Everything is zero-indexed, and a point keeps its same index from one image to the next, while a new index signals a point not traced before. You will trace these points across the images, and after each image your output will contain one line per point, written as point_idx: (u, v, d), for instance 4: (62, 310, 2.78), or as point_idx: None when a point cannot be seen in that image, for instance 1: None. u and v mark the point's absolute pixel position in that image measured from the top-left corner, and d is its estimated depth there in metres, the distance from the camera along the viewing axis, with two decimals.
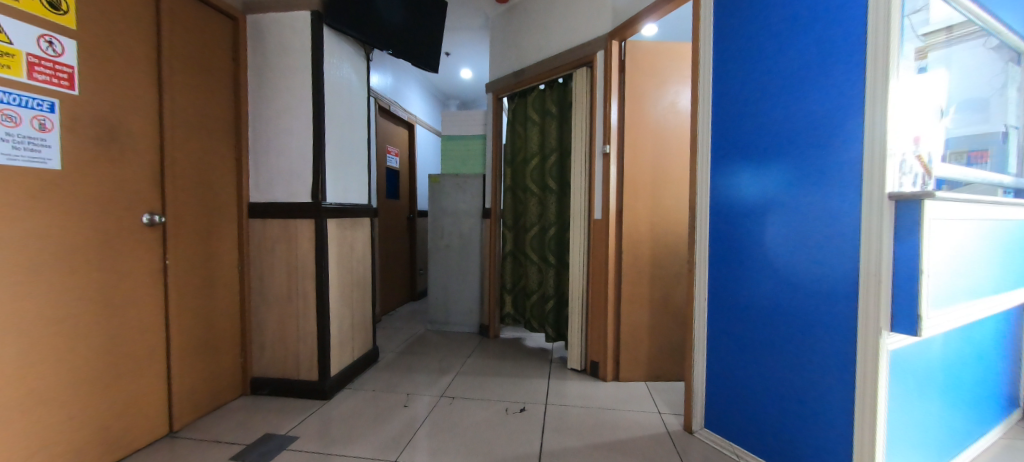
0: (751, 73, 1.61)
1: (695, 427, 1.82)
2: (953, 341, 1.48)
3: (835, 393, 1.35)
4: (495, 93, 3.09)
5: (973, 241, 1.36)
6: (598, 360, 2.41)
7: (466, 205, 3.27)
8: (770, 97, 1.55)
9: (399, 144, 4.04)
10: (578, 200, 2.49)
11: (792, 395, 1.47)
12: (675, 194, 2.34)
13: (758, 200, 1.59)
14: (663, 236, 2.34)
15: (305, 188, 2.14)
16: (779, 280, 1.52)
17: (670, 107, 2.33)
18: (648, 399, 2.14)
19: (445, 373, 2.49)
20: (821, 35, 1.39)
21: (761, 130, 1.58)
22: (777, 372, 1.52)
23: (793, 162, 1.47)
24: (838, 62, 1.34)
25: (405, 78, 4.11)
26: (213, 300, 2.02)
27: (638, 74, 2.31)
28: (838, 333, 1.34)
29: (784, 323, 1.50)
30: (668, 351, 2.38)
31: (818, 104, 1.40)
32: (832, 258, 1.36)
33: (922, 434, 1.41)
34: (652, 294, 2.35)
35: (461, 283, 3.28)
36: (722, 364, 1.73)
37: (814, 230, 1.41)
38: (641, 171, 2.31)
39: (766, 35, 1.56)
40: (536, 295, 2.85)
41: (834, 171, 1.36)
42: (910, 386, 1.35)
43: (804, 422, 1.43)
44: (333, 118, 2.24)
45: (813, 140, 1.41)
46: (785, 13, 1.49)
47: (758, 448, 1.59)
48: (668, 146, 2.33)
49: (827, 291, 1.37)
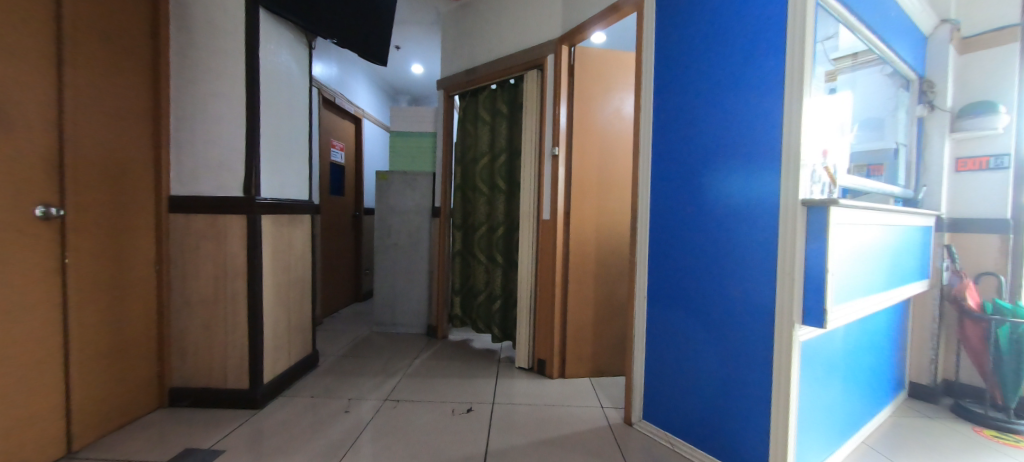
0: (688, 83, 1.71)
1: (634, 420, 1.90)
2: (853, 332, 1.68)
3: (756, 382, 1.47)
4: (446, 90, 3.05)
5: (868, 243, 1.54)
6: (545, 358, 2.45)
7: (415, 203, 3.20)
8: (703, 109, 1.65)
9: (344, 138, 3.87)
10: (527, 200, 2.52)
11: (719, 385, 1.58)
12: (618, 197, 2.44)
13: (692, 204, 1.69)
14: (607, 237, 2.44)
15: (236, 181, 1.99)
16: (709, 280, 1.62)
17: (616, 113, 2.43)
18: (591, 394, 2.22)
19: (390, 376, 2.41)
20: (748, 53, 1.51)
21: (695, 139, 1.69)
22: (706, 364, 1.63)
23: (722, 169, 1.59)
24: (762, 80, 1.46)
25: (351, 69, 3.94)
26: (124, 303, 1.82)
27: (586, 79, 2.38)
28: (758, 327, 1.46)
29: (713, 320, 1.61)
30: (611, 347, 2.48)
31: (744, 117, 1.52)
32: (755, 259, 1.48)
33: (826, 416, 1.58)
34: (597, 293, 2.43)
35: (408, 284, 3.20)
36: (657, 359, 1.83)
37: (740, 232, 1.53)
38: (588, 174, 2.39)
39: (701, 50, 1.66)
40: (485, 295, 2.85)
41: (756, 179, 1.48)
42: (817, 373, 1.51)
43: (729, 410, 1.55)
44: (268, 108, 2.10)
45: (740, 150, 1.53)
46: (717, 31, 1.60)
47: (689, 435, 1.69)
48: (612, 151, 2.42)
49: (750, 289, 1.49)
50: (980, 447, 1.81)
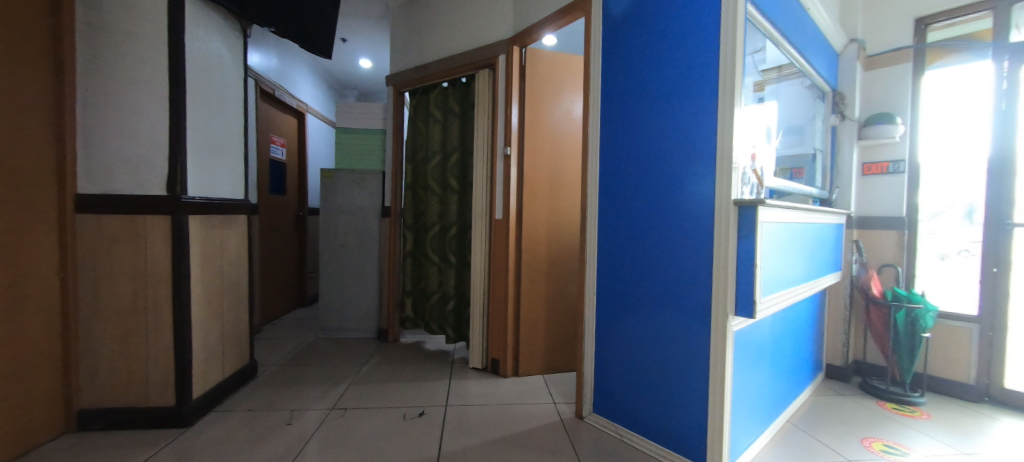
0: (631, 88, 1.78)
1: (585, 413, 1.96)
2: (778, 321, 1.83)
3: (695, 371, 1.56)
4: (395, 86, 2.98)
5: (790, 239, 1.68)
6: (498, 358, 2.45)
7: (363, 202, 3.08)
8: (646, 112, 1.73)
9: (285, 133, 3.65)
10: (479, 200, 2.51)
11: (662, 376, 1.66)
12: (568, 197, 2.51)
13: (636, 204, 1.76)
14: (558, 236, 2.49)
15: (158, 179, 1.81)
16: (652, 276, 1.70)
17: (566, 115, 2.49)
18: (544, 391, 2.25)
19: (337, 384, 2.30)
20: (685, 62, 1.59)
21: (638, 141, 1.76)
22: (650, 357, 1.71)
23: (663, 171, 1.66)
24: (698, 87, 1.55)
25: (292, 61, 3.72)
26: (17, 317, 1.59)
27: (537, 81, 2.41)
28: (697, 319, 1.55)
29: (656, 315, 1.69)
30: (563, 344, 2.53)
31: (683, 122, 1.60)
32: (693, 256, 1.57)
33: (756, 399, 1.71)
34: (549, 291, 2.47)
35: (357, 286, 3.07)
36: (606, 353, 1.89)
37: (680, 231, 1.61)
38: (539, 174, 2.42)
39: (643, 57, 1.74)
40: (437, 297, 2.80)
41: (693, 180, 1.57)
42: (748, 360, 1.63)
43: (671, 399, 1.64)
44: (195, 99, 1.92)
45: (680, 152, 1.61)
46: (658, 39, 1.68)
47: (635, 426, 1.76)
48: (562, 152, 2.48)
49: (689, 284, 1.58)
50: (882, 418, 2.05)
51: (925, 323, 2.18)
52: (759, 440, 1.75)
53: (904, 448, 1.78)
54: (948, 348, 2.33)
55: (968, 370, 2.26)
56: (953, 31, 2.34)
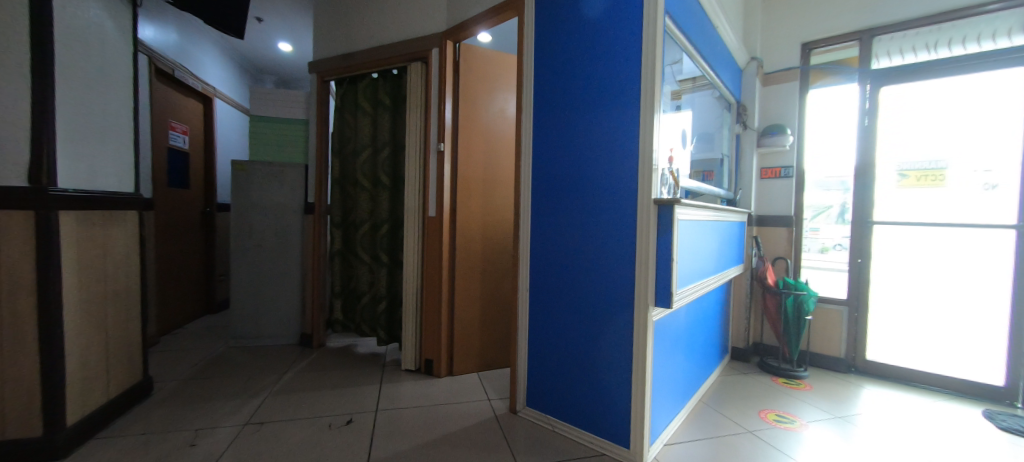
0: (561, 90, 1.83)
1: (518, 407, 1.99)
2: (691, 310, 2.01)
3: (620, 360, 1.66)
4: (320, 75, 2.79)
5: (701, 234, 1.85)
6: (432, 358, 2.41)
7: (283, 198, 2.84)
8: (575, 114, 1.79)
9: (187, 119, 3.25)
10: (411, 197, 2.43)
11: (591, 366, 1.74)
12: (502, 195, 2.53)
13: (566, 203, 1.81)
14: (492, 233, 2.50)
15: (16, 167, 1.50)
16: (581, 272, 1.77)
17: (500, 114, 2.51)
18: (479, 388, 2.25)
19: (252, 397, 2.10)
20: (611, 67, 1.68)
21: (568, 142, 1.81)
22: (580, 350, 1.78)
23: (591, 171, 1.74)
24: (623, 92, 1.64)
25: (196, 39, 3.32)
26: None
27: (471, 77, 2.39)
28: (622, 311, 1.65)
29: (586, 309, 1.76)
30: (497, 341, 2.56)
31: (609, 124, 1.68)
32: (618, 252, 1.66)
33: (673, 382, 1.86)
34: (483, 288, 2.48)
35: (276, 289, 2.83)
36: (538, 348, 1.93)
37: (607, 228, 1.69)
38: (473, 171, 2.41)
39: (572, 60, 1.79)
40: (368, 298, 2.68)
41: (618, 181, 1.66)
42: (666, 347, 1.76)
43: (599, 388, 1.72)
44: (65, 73, 1.62)
45: (606, 153, 1.69)
46: (586, 44, 1.75)
47: (566, 416, 1.82)
48: (496, 150, 2.50)
49: (615, 278, 1.67)
50: (776, 392, 2.34)
51: (808, 307, 2.53)
52: (676, 419, 1.91)
53: (792, 417, 2.04)
54: (825, 328, 2.72)
55: (840, 346, 2.67)
56: (830, 56, 2.72)
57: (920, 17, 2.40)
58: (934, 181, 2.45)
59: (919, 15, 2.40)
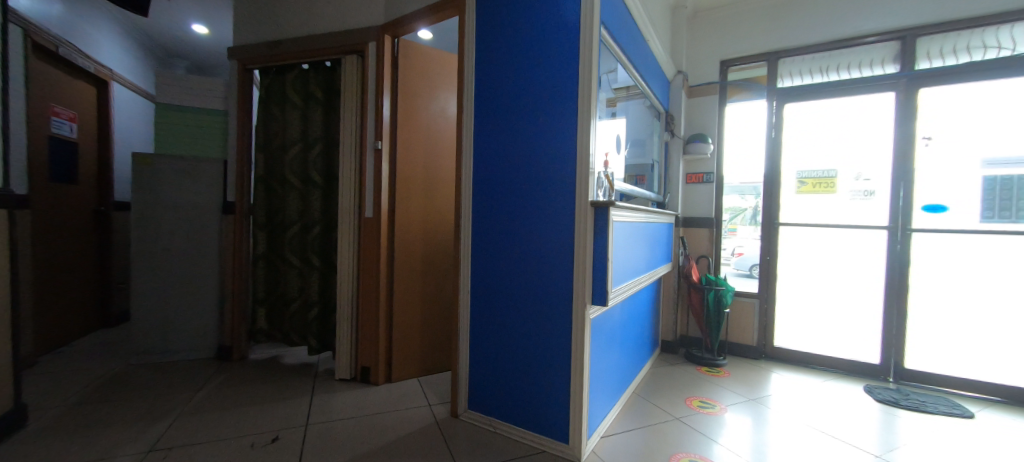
0: (501, 92, 1.84)
1: (460, 411, 1.96)
2: (625, 306, 2.12)
3: (559, 358, 1.70)
4: (242, 62, 2.55)
5: (634, 234, 1.95)
6: (369, 365, 2.30)
7: (196, 196, 2.55)
8: (515, 115, 1.80)
9: (75, 104, 2.81)
10: (346, 197, 2.30)
11: (532, 365, 1.77)
12: (443, 195, 2.49)
13: (506, 204, 1.82)
14: (433, 235, 2.46)
15: None
16: (521, 273, 1.79)
17: (441, 113, 2.47)
18: (419, 394, 2.19)
19: (158, 420, 1.86)
20: (549, 72, 1.72)
21: (508, 144, 1.82)
22: (521, 350, 1.79)
23: (531, 172, 1.76)
24: (561, 97, 1.69)
25: (88, 12, 2.89)
26: None
27: (410, 74, 2.33)
28: (561, 310, 1.69)
29: (526, 309, 1.78)
30: (438, 345, 2.51)
31: (549, 127, 1.71)
32: (557, 253, 1.70)
33: (609, 376, 1.95)
34: (423, 291, 2.42)
35: (187, 298, 2.53)
36: (479, 350, 1.91)
37: (546, 229, 1.73)
38: (413, 171, 2.35)
39: (513, 62, 1.80)
40: (298, 304, 2.50)
41: (557, 183, 1.69)
42: (602, 343, 1.84)
43: (540, 387, 1.75)
44: None
45: (545, 156, 1.73)
46: (526, 48, 1.77)
47: (508, 417, 1.83)
48: (437, 150, 2.45)
49: (555, 278, 1.71)
50: (700, 380, 2.54)
51: (727, 301, 2.77)
52: (612, 412, 1.99)
53: (714, 402, 2.23)
54: (741, 319, 3.01)
55: (752, 335, 2.96)
56: (744, 73, 3.01)
57: (814, 44, 2.74)
58: (827, 188, 2.79)
59: (815, 42, 2.74)
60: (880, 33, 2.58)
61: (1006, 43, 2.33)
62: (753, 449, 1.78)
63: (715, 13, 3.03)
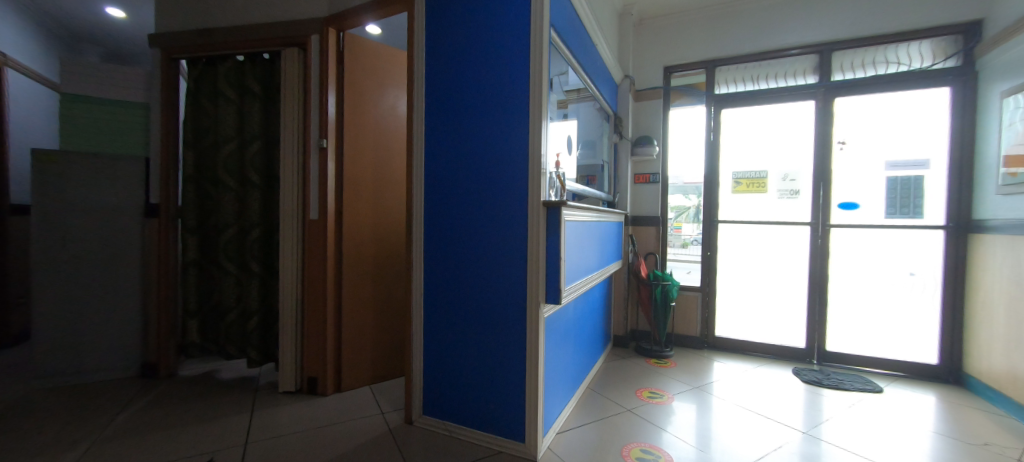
0: (452, 91, 1.81)
1: (414, 417, 1.91)
2: (578, 303, 2.17)
3: (514, 357, 1.70)
4: (166, 51, 2.33)
5: (585, 233, 2.00)
6: (315, 375, 2.18)
7: (113, 197, 2.29)
8: (466, 114, 1.78)
9: None
10: (288, 198, 2.17)
11: (487, 366, 1.76)
12: (394, 196, 2.42)
13: (459, 204, 1.80)
14: (384, 237, 2.38)
15: None
16: (475, 274, 1.77)
17: (390, 111, 2.40)
18: (370, 403, 2.11)
19: (66, 450, 1.65)
20: (500, 72, 1.71)
21: (459, 144, 1.80)
22: (476, 351, 1.78)
23: (484, 172, 1.75)
24: (513, 96, 1.69)
25: None
26: None
27: (356, 69, 2.24)
28: (515, 310, 1.70)
29: (481, 311, 1.76)
30: (390, 350, 2.43)
31: (501, 127, 1.71)
32: (510, 253, 1.70)
33: (563, 373, 1.98)
34: (374, 295, 2.34)
35: (103, 311, 2.27)
36: (433, 354, 1.87)
37: (499, 229, 1.72)
38: (362, 171, 2.26)
39: (464, 60, 1.78)
40: (235, 314, 2.32)
41: (510, 182, 1.70)
42: (556, 341, 1.87)
43: (495, 387, 1.74)
44: None
45: (497, 156, 1.72)
46: (477, 47, 1.76)
47: (464, 420, 1.81)
48: (387, 149, 2.38)
49: (509, 278, 1.71)
50: (649, 371, 2.65)
51: (673, 294, 2.92)
52: (567, 408, 2.03)
53: (662, 392, 2.34)
54: (686, 312, 3.18)
55: (696, 326, 3.15)
56: (686, 80, 3.19)
57: (747, 54, 2.95)
58: (759, 188, 3.02)
59: (747, 52, 2.96)
60: (801, 46, 2.82)
61: (903, 59, 2.63)
62: (698, 435, 1.89)
63: (658, 21, 3.18)
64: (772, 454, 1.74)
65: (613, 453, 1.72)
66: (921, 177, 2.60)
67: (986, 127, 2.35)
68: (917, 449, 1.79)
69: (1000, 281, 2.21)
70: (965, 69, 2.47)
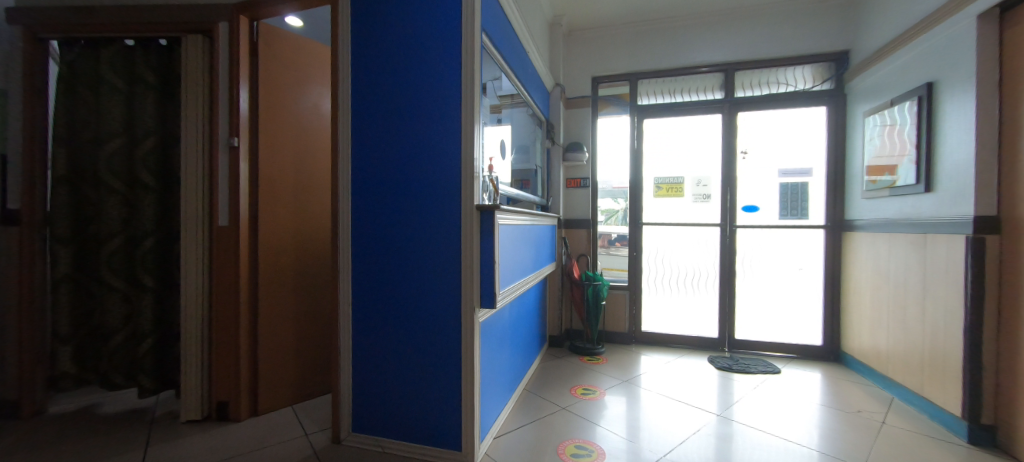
0: (380, 91, 1.74)
1: (343, 436, 1.78)
2: (513, 307, 2.18)
3: (449, 364, 1.67)
4: (28, 28, 1.96)
5: (519, 236, 2.02)
6: (226, 400, 1.96)
7: None
8: (396, 116, 1.71)
9: None
10: (191, 202, 1.93)
11: (421, 376, 1.70)
12: (318, 200, 2.26)
13: (388, 209, 1.72)
14: (306, 243, 2.21)
15: None
16: (407, 281, 1.71)
17: (313, 109, 2.24)
18: (292, 425, 1.94)
19: None
20: (431, 74, 1.68)
21: (388, 146, 1.73)
22: (409, 361, 1.71)
23: (415, 175, 1.69)
24: (444, 99, 1.66)
25: None
26: None
27: (273, 63, 2.07)
28: (450, 315, 1.66)
29: (413, 319, 1.71)
30: (315, 365, 2.26)
31: (433, 130, 1.67)
32: (443, 259, 1.67)
33: (500, 376, 1.98)
34: (296, 306, 2.16)
35: None
36: (363, 366, 1.77)
37: (432, 234, 1.68)
38: (281, 174, 2.09)
39: (392, 60, 1.72)
40: (123, 336, 2.01)
41: (443, 186, 1.66)
42: (491, 345, 1.86)
43: (430, 396, 1.69)
44: None
45: (429, 159, 1.68)
46: (407, 47, 1.70)
47: (397, 433, 1.73)
48: (309, 149, 2.22)
49: (443, 283, 1.67)
50: (582, 369, 2.75)
51: (603, 294, 3.06)
52: (504, 411, 2.03)
53: (595, 388, 2.44)
54: (615, 310, 3.36)
55: (624, 322, 3.33)
56: (612, 90, 3.38)
57: (665, 69, 3.20)
58: (677, 193, 3.28)
59: (665, 68, 3.21)
60: (710, 65, 3.12)
61: (791, 80, 3.04)
62: (627, 426, 1.99)
63: (586, 33, 3.34)
64: (692, 437, 1.89)
65: (550, 452, 1.75)
66: (806, 184, 3.00)
67: (853, 141, 2.77)
68: (808, 421, 2.05)
69: (866, 272, 2.62)
70: (838, 92, 2.90)
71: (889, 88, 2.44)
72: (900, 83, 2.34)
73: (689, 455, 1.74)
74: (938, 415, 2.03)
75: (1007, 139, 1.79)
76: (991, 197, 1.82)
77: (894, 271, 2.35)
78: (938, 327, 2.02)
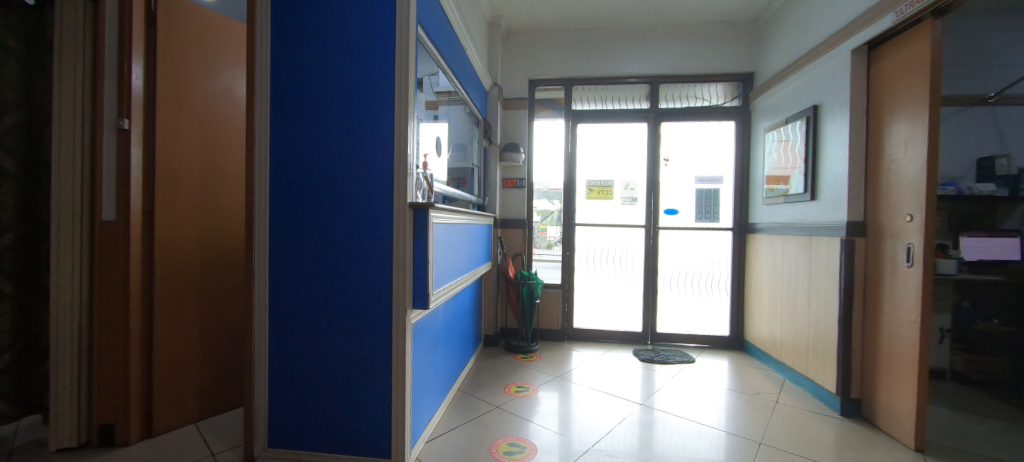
0: (306, 79, 1.61)
1: (256, 452, 1.62)
2: (446, 308, 2.15)
3: (379, 367, 1.60)
4: None
5: (454, 235, 2.00)
6: (111, 421, 1.69)
7: None
8: (322, 107, 1.60)
9: None
10: (64, 192, 1.63)
11: (347, 381, 1.61)
12: (230, 193, 2.06)
13: (313, 206, 1.61)
14: (215, 241, 2.00)
15: None
16: (334, 281, 1.61)
17: (224, 93, 2.03)
18: (193, 445, 1.73)
19: None
20: (363, 65, 1.59)
21: (313, 139, 1.61)
22: (333, 367, 1.61)
23: (343, 170, 1.60)
24: (377, 92, 1.59)
25: None
26: None
27: (175, 39, 1.83)
28: (381, 317, 1.59)
29: (339, 323, 1.61)
30: (223, 376, 2.05)
31: (364, 124, 1.59)
32: (374, 258, 1.59)
33: (433, 378, 1.94)
34: (201, 311, 1.94)
35: None
36: (281, 375, 1.63)
37: (361, 233, 1.60)
38: (184, 163, 1.86)
39: (319, 46, 1.61)
40: None
41: (374, 182, 1.59)
42: (424, 346, 1.82)
43: (357, 402, 1.60)
44: None
45: (359, 154, 1.59)
46: (337, 34, 1.60)
47: (320, 443, 1.62)
48: (219, 137, 2.01)
49: (374, 283, 1.59)
50: (517, 367, 2.78)
51: (537, 292, 3.13)
52: (437, 413, 2.00)
53: (528, 385, 2.48)
54: (549, 308, 3.46)
55: (558, 320, 3.45)
56: (549, 94, 3.48)
57: (597, 77, 3.37)
58: (607, 196, 3.46)
59: (598, 76, 3.37)
60: (637, 76, 3.34)
61: (705, 96, 3.35)
62: (560, 420, 2.05)
63: (524, 36, 3.41)
64: (618, 426, 2.00)
65: (482, 451, 1.75)
66: (717, 190, 3.32)
67: (756, 154, 3.12)
68: (716, 405, 2.27)
69: (765, 269, 2.96)
70: (744, 109, 3.24)
71: (784, 108, 2.78)
72: (793, 104, 2.67)
73: (614, 443, 1.84)
74: (819, 393, 2.35)
75: (871, 157, 2.12)
76: (859, 206, 2.15)
77: (787, 268, 2.68)
78: (820, 317, 2.34)
